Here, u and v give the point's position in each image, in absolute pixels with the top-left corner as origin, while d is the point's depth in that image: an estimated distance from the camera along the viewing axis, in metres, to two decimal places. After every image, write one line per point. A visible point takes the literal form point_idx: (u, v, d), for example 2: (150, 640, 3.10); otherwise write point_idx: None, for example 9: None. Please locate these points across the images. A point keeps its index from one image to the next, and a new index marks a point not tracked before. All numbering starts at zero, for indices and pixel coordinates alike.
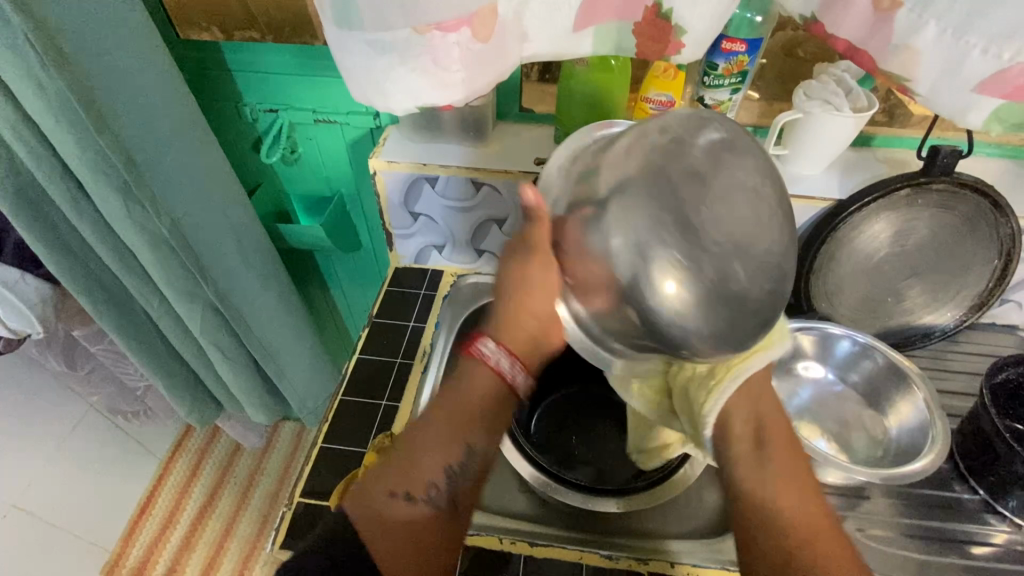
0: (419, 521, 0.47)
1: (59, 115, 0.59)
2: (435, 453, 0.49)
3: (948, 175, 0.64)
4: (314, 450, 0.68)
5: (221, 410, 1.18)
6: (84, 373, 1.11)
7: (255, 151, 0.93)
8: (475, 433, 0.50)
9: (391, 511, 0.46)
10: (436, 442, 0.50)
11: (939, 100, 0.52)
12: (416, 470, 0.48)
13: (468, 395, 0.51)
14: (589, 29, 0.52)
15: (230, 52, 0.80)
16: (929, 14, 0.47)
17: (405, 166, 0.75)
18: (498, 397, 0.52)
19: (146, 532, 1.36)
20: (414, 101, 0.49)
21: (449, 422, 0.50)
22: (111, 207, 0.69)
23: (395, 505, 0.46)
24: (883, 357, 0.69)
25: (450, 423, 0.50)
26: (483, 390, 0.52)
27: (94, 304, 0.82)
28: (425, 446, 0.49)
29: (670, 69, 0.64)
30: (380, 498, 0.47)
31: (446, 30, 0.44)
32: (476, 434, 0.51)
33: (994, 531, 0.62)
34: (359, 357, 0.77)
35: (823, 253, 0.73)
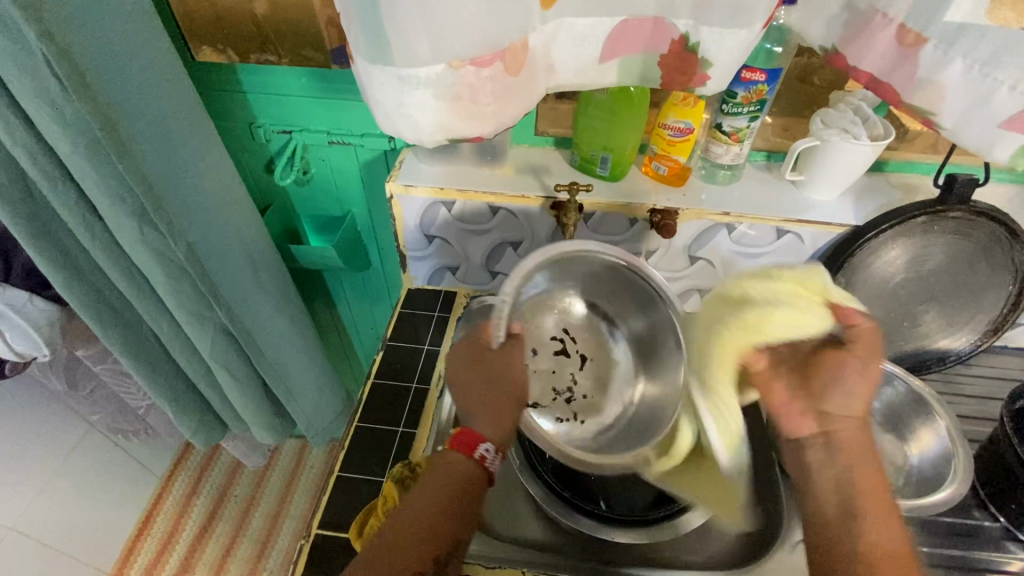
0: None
1: (79, 141, 0.59)
2: (413, 548, 0.47)
3: (965, 204, 0.65)
4: (330, 478, 0.67)
5: (226, 431, 1.16)
6: (85, 393, 1.09)
7: (268, 172, 0.93)
8: (454, 519, 0.49)
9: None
10: (411, 534, 0.48)
11: (965, 132, 0.52)
12: (397, 559, 0.47)
13: (441, 486, 0.50)
14: (615, 61, 0.52)
15: (246, 74, 0.80)
16: (955, 51, 0.48)
17: (422, 190, 0.75)
18: (467, 484, 0.51)
19: (144, 554, 1.35)
20: (445, 133, 0.49)
21: (424, 516, 0.48)
22: (125, 231, 0.68)
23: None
24: (904, 385, 0.70)
25: (425, 517, 0.48)
26: (453, 482, 0.50)
27: (103, 328, 0.81)
28: (397, 541, 0.47)
29: (690, 98, 0.65)
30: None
31: (479, 65, 0.45)
32: (455, 517, 0.49)
33: (1013, 558, 0.62)
34: (374, 382, 0.76)
35: (840, 278, 0.73)
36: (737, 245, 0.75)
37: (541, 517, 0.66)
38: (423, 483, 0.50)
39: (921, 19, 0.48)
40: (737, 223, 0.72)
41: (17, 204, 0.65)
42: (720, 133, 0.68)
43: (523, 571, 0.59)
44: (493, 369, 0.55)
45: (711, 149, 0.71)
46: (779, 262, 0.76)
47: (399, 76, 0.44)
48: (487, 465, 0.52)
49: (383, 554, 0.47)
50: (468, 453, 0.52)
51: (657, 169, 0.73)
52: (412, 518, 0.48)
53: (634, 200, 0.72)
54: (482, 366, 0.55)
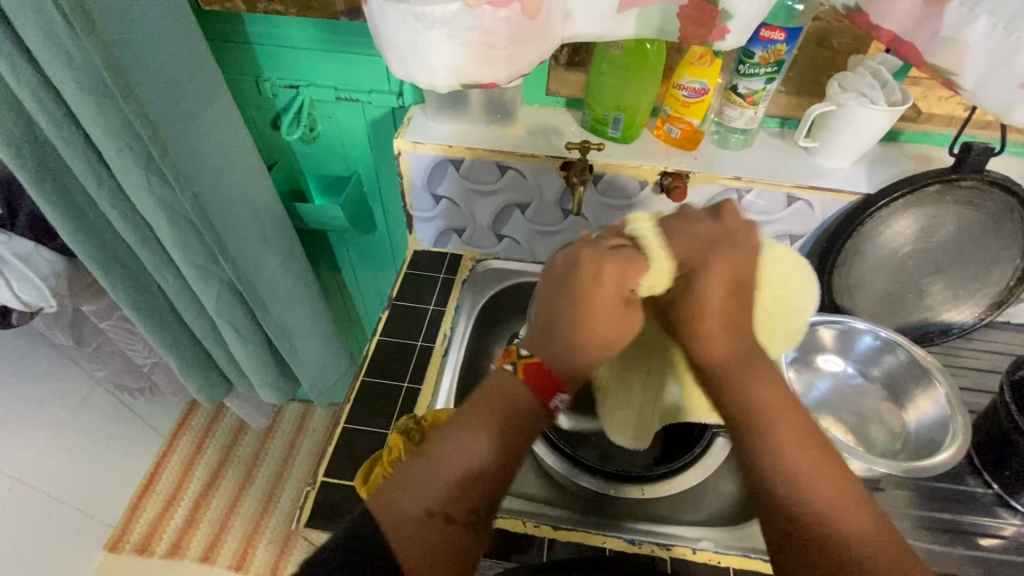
0: (459, 544, 0.44)
1: (85, 82, 0.58)
2: (462, 479, 0.46)
3: (978, 173, 0.65)
4: (336, 429, 0.68)
5: (230, 389, 1.18)
6: (91, 349, 1.10)
7: (274, 128, 0.91)
8: (506, 453, 0.48)
9: (426, 532, 0.43)
10: (466, 467, 0.46)
11: (985, 93, 0.51)
12: (449, 491, 0.45)
13: (507, 423, 0.48)
14: (634, 11, 0.50)
15: (254, 25, 0.78)
16: (981, 8, 0.47)
17: (429, 147, 0.74)
18: (530, 422, 0.50)
19: (150, 509, 1.38)
20: (458, 76, 0.48)
21: (479, 447, 0.47)
22: (133, 181, 0.68)
23: (432, 529, 0.43)
24: (905, 353, 0.70)
25: (483, 450, 0.47)
26: (511, 412, 0.49)
27: (110, 280, 0.81)
28: (451, 471, 0.46)
29: (706, 57, 0.64)
30: (414, 524, 0.43)
31: (496, 5, 0.43)
32: (517, 452, 0.49)
33: (1005, 523, 0.63)
34: (379, 339, 0.77)
35: (847, 248, 0.73)
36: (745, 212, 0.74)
37: (540, 474, 0.66)
38: (480, 414, 0.48)
39: None
40: (749, 188, 0.71)
41: (23, 149, 0.65)
42: (735, 95, 0.67)
43: (524, 521, 0.60)
44: (586, 319, 0.48)
45: (725, 112, 0.70)
46: (787, 230, 0.76)
47: (414, 14, 0.44)
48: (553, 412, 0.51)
49: (432, 478, 0.45)
50: (546, 400, 0.50)
51: (669, 132, 0.72)
52: (466, 449, 0.47)
53: (645, 162, 0.71)
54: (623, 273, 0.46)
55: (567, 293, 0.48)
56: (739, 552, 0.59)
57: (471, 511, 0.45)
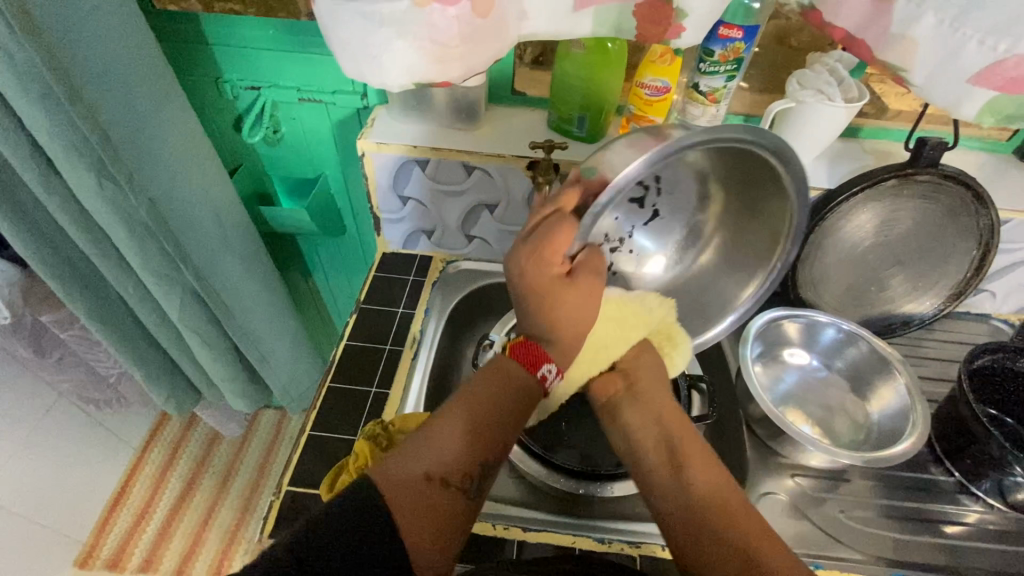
0: (453, 508, 0.44)
1: (30, 86, 0.57)
2: (458, 446, 0.46)
3: (933, 167, 0.66)
4: (302, 437, 0.66)
5: (199, 399, 1.15)
6: (53, 361, 1.07)
7: (237, 131, 0.90)
8: (500, 421, 0.49)
9: (419, 494, 0.43)
10: (460, 436, 0.46)
11: (933, 89, 0.52)
12: (446, 456, 0.45)
13: (501, 394, 0.50)
14: (590, 10, 0.50)
15: (211, 25, 0.76)
16: (927, 5, 0.47)
17: (394, 147, 0.73)
18: (523, 394, 0.51)
19: (120, 523, 1.33)
20: (410, 76, 0.47)
21: (473, 416, 0.48)
22: (84, 185, 0.66)
23: (426, 492, 0.43)
24: (867, 345, 0.72)
25: (476, 419, 0.48)
26: (504, 385, 0.50)
27: (66, 289, 0.79)
28: (445, 440, 0.46)
29: (667, 54, 0.65)
30: (408, 486, 0.43)
31: (445, 4, 0.42)
32: (512, 423, 0.49)
33: (967, 510, 0.64)
34: (347, 344, 0.76)
35: (811, 242, 0.74)
36: None
37: (513, 476, 0.65)
38: (474, 389, 0.50)
39: None
40: None
41: None
42: (697, 93, 0.68)
43: (493, 524, 0.60)
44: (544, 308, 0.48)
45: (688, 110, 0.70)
46: None
47: (362, 13, 0.43)
48: (543, 384, 0.52)
49: (427, 446, 0.45)
50: (532, 370, 0.51)
51: None
52: (460, 420, 0.47)
53: None
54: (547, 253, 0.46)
55: (525, 281, 0.48)
56: None
57: (466, 476, 0.45)
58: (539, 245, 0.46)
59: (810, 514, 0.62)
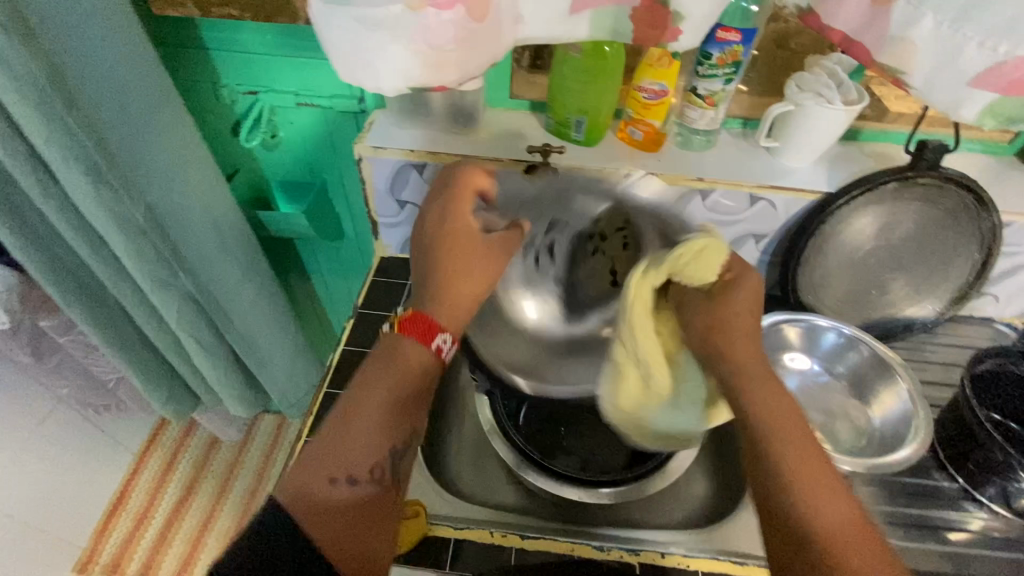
0: (371, 504, 0.46)
1: (27, 92, 0.56)
2: (361, 443, 0.46)
3: (934, 170, 0.65)
4: (298, 443, 0.66)
5: (198, 404, 1.15)
6: (51, 366, 1.06)
7: (235, 136, 0.90)
8: (399, 404, 0.48)
9: (329, 499, 0.44)
10: (364, 433, 0.47)
11: (933, 93, 0.52)
12: (349, 458, 0.46)
13: (392, 373, 0.48)
14: (586, 13, 0.50)
15: (209, 30, 0.76)
16: (926, 6, 0.47)
17: (391, 152, 0.73)
18: (419, 370, 0.50)
19: (118, 530, 1.33)
20: (406, 80, 0.47)
21: (369, 408, 0.47)
22: (80, 192, 0.65)
23: (338, 498, 0.45)
24: (868, 349, 0.71)
25: (375, 412, 0.47)
26: (396, 369, 0.49)
27: (63, 294, 0.78)
28: (348, 441, 0.46)
29: (665, 57, 0.64)
30: (317, 497, 0.44)
31: (440, 7, 0.42)
32: (412, 402, 0.49)
33: (971, 517, 0.63)
34: (344, 349, 0.75)
35: (811, 246, 0.73)
36: (711, 213, 0.74)
37: (512, 482, 0.66)
38: (362, 376, 0.49)
39: None
40: (711, 189, 0.71)
41: None
42: (695, 97, 0.67)
43: (491, 531, 0.59)
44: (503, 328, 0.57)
45: (686, 113, 0.70)
46: (751, 230, 0.76)
47: (357, 17, 0.43)
48: (440, 354, 0.50)
49: (331, 452, 0.46)
50: (425, 344, 0.49)
51: (632, 134, 0.72)
52: (360, 415, 0.47)
53: (608, 165, 0.71)
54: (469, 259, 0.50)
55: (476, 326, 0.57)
56: (708, 555, 0.58)
57: (376, 468, 0.46)
58: (444, 260, 0.51)
59: None
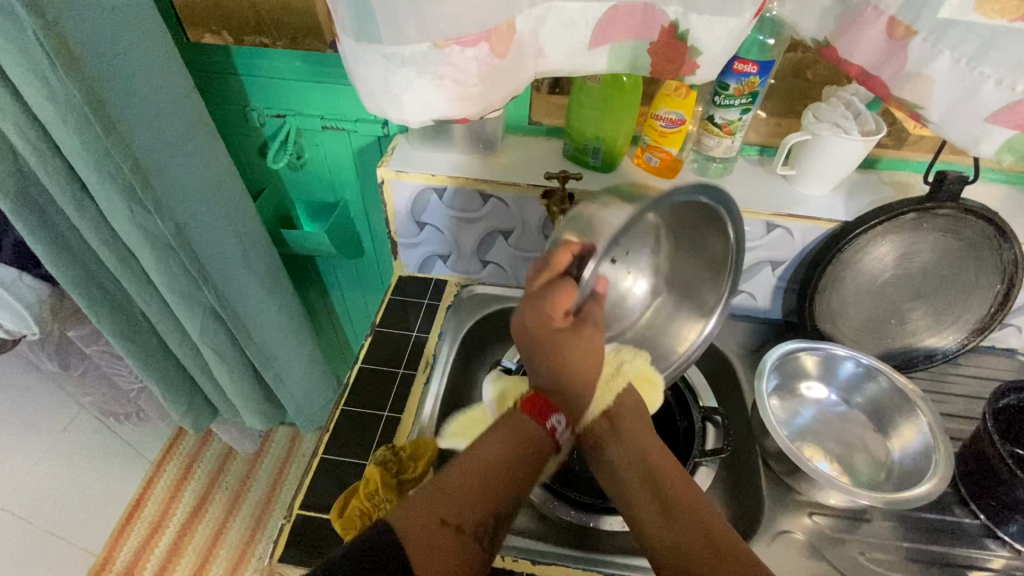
0: (464, 558, 0.45)
1: (68, 114, 0.59)
2: (473, 495, 0.47)
3: (954, 202, 0.65)
4: (313, 460, 0.67)
5: (216, 416, 1.17)
6: (77, 374, 1.09)
7: (262, 156, 0.93)
8: (519, 471, 0.49)
9: (434, 542, 0.44)
10: (473, 484, 0.48)
11: (951, 127, 0.52)
12: (460, 506, 0.47)
13: (501, 442, 0.50)
14: (605, 47, 0.52)
15: (241, 57, 0.79)
16: (943, 44, 0.47)
17: (413, 176, 0.75)
18: (538, 446, 0.50)
19: (134, 536, 1.35)
20: (430, 113, 0.49)
21: (489, 464, 0.49)
22: (114, 209, 0.68)
23: (439, 539, 0.45)
24: (887, 380, 0.70)
25: (487, 468, 0.49)
26: (518, 434, 0.50)
27: (93, 307, 0.81)
28: (458, 487, 0.47)
29: (682, 88, 0.66)
30: (422, 535, 0.44)
31: (465, 45, 0.44)
32: (523, 475, 0.49)
33: (993, 555, 0.61)
34: (362, 367, 0.77)
35: (828, 274, 0.73)
36: None
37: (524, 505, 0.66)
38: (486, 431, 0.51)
39: (911, 11, 0.47)
40: None
41: (5, 178, 0.66)
42: (712, 125, 0.68)
43: (502, 556, 0.59)
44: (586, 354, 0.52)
45: (703, 141, 0.71)
46: (768, 257, 0.76)
47: (385, 53, 0.45)
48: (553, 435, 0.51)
49: (442, 494, 0.47)
50: (540, 422, 0.51)
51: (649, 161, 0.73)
52: (472, 466, 0.49)
53: None
54: (562, 346, 0.51)
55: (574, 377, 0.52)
56: None
57: (477, 525, 0.46)
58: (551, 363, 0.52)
59: (829, 554, 0.60)
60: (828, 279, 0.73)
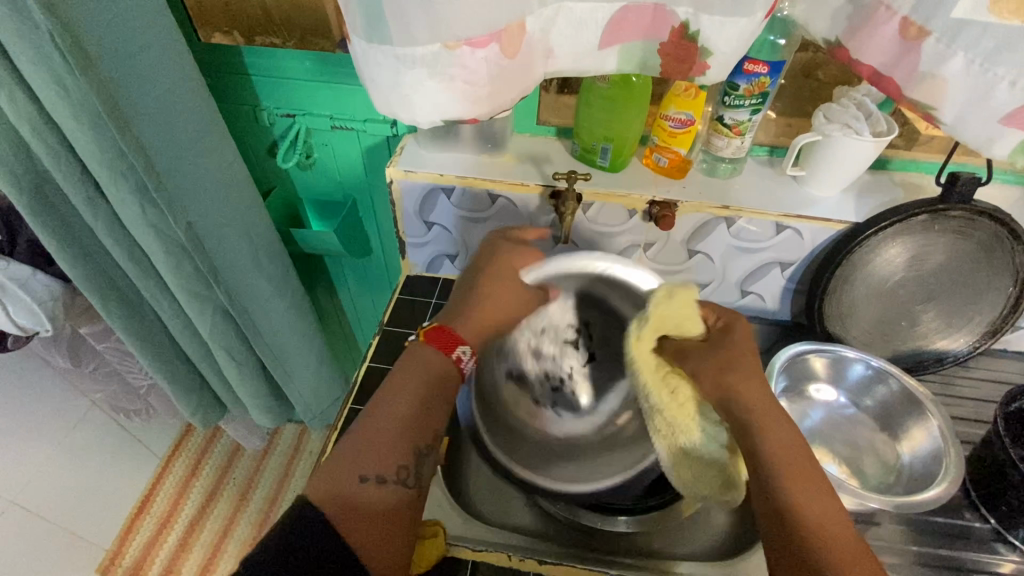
0: (395, 501, 0.48)
1: (82, 115, 0.60)
2: (392, 440, 0.50)
3: (966, 203, 0.64)
4: (321, 458, 0.67)
5: (224, 413, 1.18)
6: (88, 371, 1.10)
7: (272, 156, 0.93)
8: (430, 410, 0.53)
9: (360, 497, 0.47)
10: (390, 431, 0.51)
11: (965, 129, 0.52)
12: (377, 454, 0.49)
13: (409, 384, 0.53)
14: (614, 47, 0.51)
15: (251, 57, 0.80)
16: (957, 45, 0.47)
17: (421, 176, 0.75)
18: (445, 383, 0.55)
19: (143, 532, 1.37)
20: (439, 114, 0.49)
21: (398, 409, 0.52)
22: (127, 208, 0.69)
23: (364, 493, 0.47)
24: (897, 383, 0.70)
25: (398, 412, 0.51)
26: (421, 375, 0.54)
27: (106, 305, 0.82)
28: (375, 437, 0.50)
29: (691, 89, 0.65)
30: (346, 493, 0.47)
31: (474, 46, 0.44)
32: (430, 416, 0.53)
33: (1003, 560, 0.61)
34: (370, 365, 0.77)
35: (837, 275, 0.73)
36: (736, 239, 0.74)
37: (531, 504, 0.66)
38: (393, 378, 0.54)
39: (924, 12, 0.47)
40: (737, 217, 0.71)
41: (21, 177, 0.66)
42: (721, 125, 0.68)
43: (508, 555, 0.59)
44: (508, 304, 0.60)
45: (712, 141, 0.71)
46: (777, 258, 0.76)
47: (395, 55, 0.45)
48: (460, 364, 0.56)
49: (361, 450, 0.49)
50: (444, 352, 0.56)
51: (657, 161, 0.73)
52: (381, 418, 0.51)
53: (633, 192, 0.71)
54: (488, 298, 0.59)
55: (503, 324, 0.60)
56: None
57: (398, 467, 0.49)
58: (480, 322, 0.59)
59: None
60: (838, 281, 0.73)
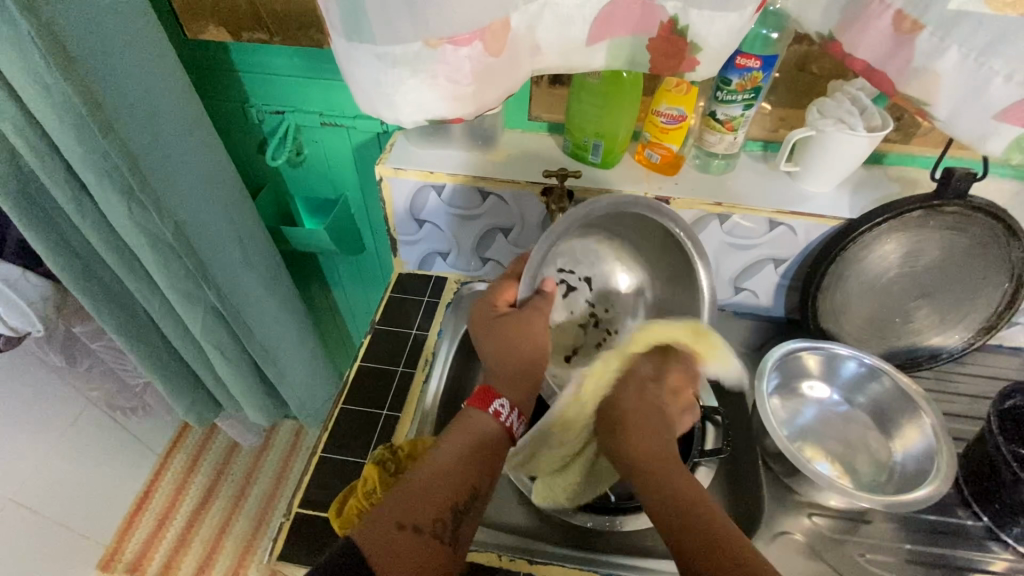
0: (433, 555, 0.46)
1: (64, 115, 0.59)
2: (438, 495, 0.49)
3: (961, 199, 0.64)
4: (313, 457, 0.67)
5: (220, 411, 1.18)
6: (83, 369, 1.10)
7: (262, 153, 0.92)
8: (475, 470, 0.52)
9: (398, 544, 0.45)
10: (438, 485, 0.49)
11: (959, 125, 0.51)
12: (420, 506, 0.48)
13: (456, 442, 0.53)
14: (603, 43, 0.51)
15: (238, 53, 0.79)
16: (952, 39, 0.46)
17: (411, 173, 0.74)
18: (493, 444, 0.54)
19: (142, 528, 1.37)
20: (424, 113, 0.48)
21: (447, 466, 0.51)
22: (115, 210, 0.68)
23: (403, 539, 0.45)
24: (890, 380, 0.69)
25: (446, 468, 0.50)
26: (470, 436, 0.54)
27: (96, 305, 0.82)
28: (422, 489, 0.49)
29: (682, 85, 0.64)
30: (388, 538, 0.45)
31: (458, 44, 0.43)
32: (475, 474, 0.52)
33: (995, 558, 0.61)
34: (361, 364, 0.77)
35: (831, 272, 0.72)
36: (728, 236, 0.73)
37: (524, 503, 0.66)
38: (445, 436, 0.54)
39: (919, 6, 0.46)
40: (730, 214, 0.70)
41: (5, 178, 0.66)
42: (714, 121, 0.67)
43: (500, 555, 0.59)
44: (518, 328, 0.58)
45: (705, 137, 0.70)
46: (770, 255, 0.75)
47: (377, 53, 0.44)
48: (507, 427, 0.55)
49: (408, 500, 0.48)
50: (483, 408, 0.55)
51: (650, 157, 0.72)
52: (430, 471, 0.50)
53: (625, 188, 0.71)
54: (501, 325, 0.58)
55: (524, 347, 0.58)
56: None
57: (438, 522, 0.47)
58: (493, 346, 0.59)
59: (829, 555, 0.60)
60: (831, 277, 0.72)
